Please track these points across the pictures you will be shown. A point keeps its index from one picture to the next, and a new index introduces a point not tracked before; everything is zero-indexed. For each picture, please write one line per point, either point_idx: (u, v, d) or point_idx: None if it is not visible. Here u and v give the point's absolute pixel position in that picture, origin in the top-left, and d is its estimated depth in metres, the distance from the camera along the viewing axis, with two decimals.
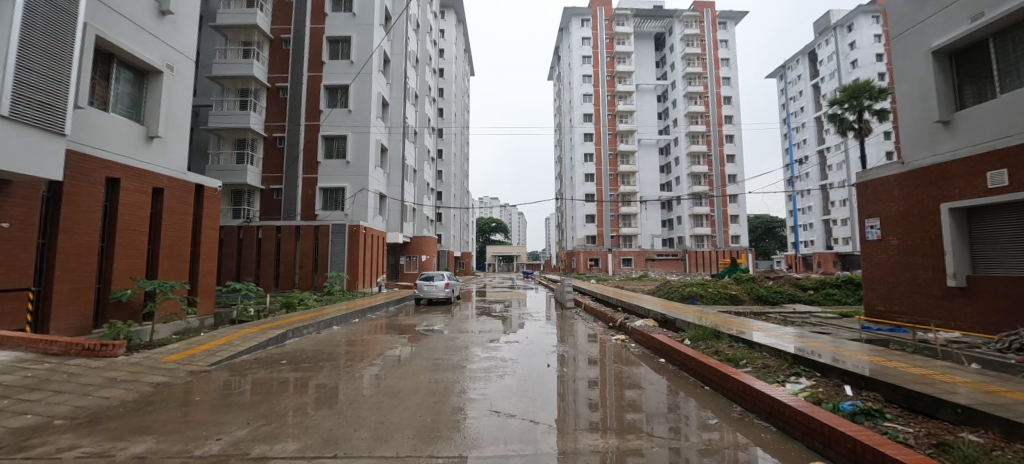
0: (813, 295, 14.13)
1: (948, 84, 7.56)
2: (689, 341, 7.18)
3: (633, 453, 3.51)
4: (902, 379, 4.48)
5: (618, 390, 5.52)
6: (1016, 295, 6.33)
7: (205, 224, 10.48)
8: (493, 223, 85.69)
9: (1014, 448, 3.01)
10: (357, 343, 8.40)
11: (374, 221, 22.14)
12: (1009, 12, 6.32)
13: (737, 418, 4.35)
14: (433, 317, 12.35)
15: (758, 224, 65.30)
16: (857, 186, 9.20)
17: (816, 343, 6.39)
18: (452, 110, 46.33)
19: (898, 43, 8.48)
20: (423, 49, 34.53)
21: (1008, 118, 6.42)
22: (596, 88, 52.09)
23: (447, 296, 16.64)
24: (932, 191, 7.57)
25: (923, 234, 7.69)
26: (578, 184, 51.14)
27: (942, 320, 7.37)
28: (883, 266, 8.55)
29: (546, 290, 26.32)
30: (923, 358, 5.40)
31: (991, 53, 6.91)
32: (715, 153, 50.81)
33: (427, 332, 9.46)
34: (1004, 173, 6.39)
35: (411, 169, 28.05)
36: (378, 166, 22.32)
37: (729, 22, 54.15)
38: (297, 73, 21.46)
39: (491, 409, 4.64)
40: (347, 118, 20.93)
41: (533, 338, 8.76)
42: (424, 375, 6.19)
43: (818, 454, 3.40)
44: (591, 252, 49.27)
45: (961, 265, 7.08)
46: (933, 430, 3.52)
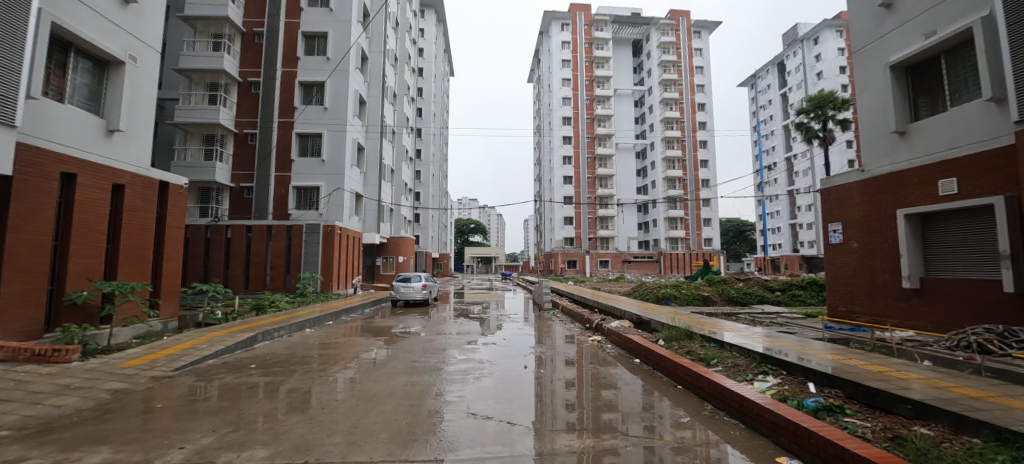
0: (781, 296, 14.66)
1: (905, 97, 7.99)
2: (663, 341, 7.34)
3: (609, 452, 3.54)
4: (862, 376, 4.71)
5: (595, 390, 5.59)
6: (965, 296, 6.75)
7: (169, 223, 10.02)
8: (472, 225, 85.88)
9: (960, 440, 3.22)
10: (331, 346, 8.20)
11: (350, 221, 21.68)
12: (960, 31, 6.73)
13: (708, 416, 4.46)
14: (411, 319, 12.17)
15: (729, 227, 67.91)
16: (821, 193, 9.63)
17: (783, 342, 6.63)
18: (431, 110, 46.01)
19: (860, 56, 8.92)
20: (402, 48, 34.18)
21: (959, 130, 6.83)
22: (575, 92, 52.72)
23: (425, 297, 16.44)
24: (889, 197, 8.00)
25: (881, 239, 8.12)
26: (556, 186, 51.60)
27: (898, 320, 7.78)
28: (844, 268, 8.96)
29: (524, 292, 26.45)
30: (881, 356, 5.68)
31: (942, 68, 7.36)
32: (689, 158, 52.27)
33: (403, 334, 9.33)
34: (954, 181, 6.83)
35: (388, 169, 27.62)
36: (354, 165, 21.85)
37: (703, 31, 55.83)
38: (270, 67, 20.82)
39: (469, 412, 4.61)
40: (323, 116, 20.43)
41: (510, 339, 8.77)
42: (400, 378, 6.09)
43: (783, 449, 3.53)
44: (569, 253, 49.93)
45: (915, 268, 7.49)
46: (889, 424, 3.71)
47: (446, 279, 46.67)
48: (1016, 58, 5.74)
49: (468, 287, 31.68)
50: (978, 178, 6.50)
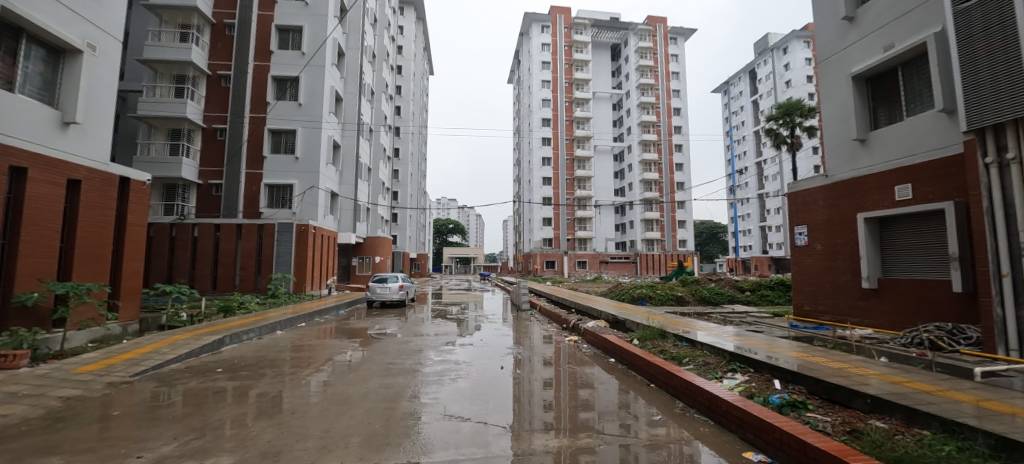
0: (750, 295, 15.15)
1: (865, 107, 8.40)
2: (637, 341, 7.46)
3: (585, 451, 3.57)
4: (823, 372, 4.92)
5: (572, 389, 5.64)
6: (918, 296, 7.15)
7: (131, 221, 9.53)
8: (450, 225, 85.43)
9: (911, 433, 3.41)
10: (304, 349, 7.99)
11: (325, 220, 21.19)
12: (915, 45, 7.11)
13: (679, 413, 4.57)
14: (386, 320, 11.98)
15: (703, 229, 69.92)
16: (789, 196, 10.01)
17: (752, 341, 6.86)
18: (410, 109, 45.54)
19: (825, 66, 9.31)
20: (381, 45, 33.67)
21: (914, 140, 7.22)
22: (555, 94, 53.15)
23: (402, 298, 16.21)
24: (851, 202, 8.39)
25: (843, 241, 8.51)
26: (535, 187, 51.89)
27: (858, 318, 8.18)
28: (809, 269, 9.34)
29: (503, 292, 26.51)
30: (842, 353, 5.95)
31: (899, 80, 7.76)
32: (665, 161, 53.47)
33: (379, 335, 9.17)
34: (909, 187, 7.23)
35: (365, 167, 27.16)
36: (330, 163, 21.40)
37: (679, 37, 57.27)
38: (241, 61, 20.14)
39: (444, 413, 4.57)
40: (297, 112, 19.91)
41: (487, 340, 8.75)
42: (374, 380, 5.99)
43: (749, 444, 3.65)
44: (547, 254, 50.33)
45: (873, 269, 7.88)
46: (848, 418, 3.89)
47: (424, 279, 46.22)
48: (966, 73, 6.11)
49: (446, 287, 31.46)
50: (930, 184, 6.89)
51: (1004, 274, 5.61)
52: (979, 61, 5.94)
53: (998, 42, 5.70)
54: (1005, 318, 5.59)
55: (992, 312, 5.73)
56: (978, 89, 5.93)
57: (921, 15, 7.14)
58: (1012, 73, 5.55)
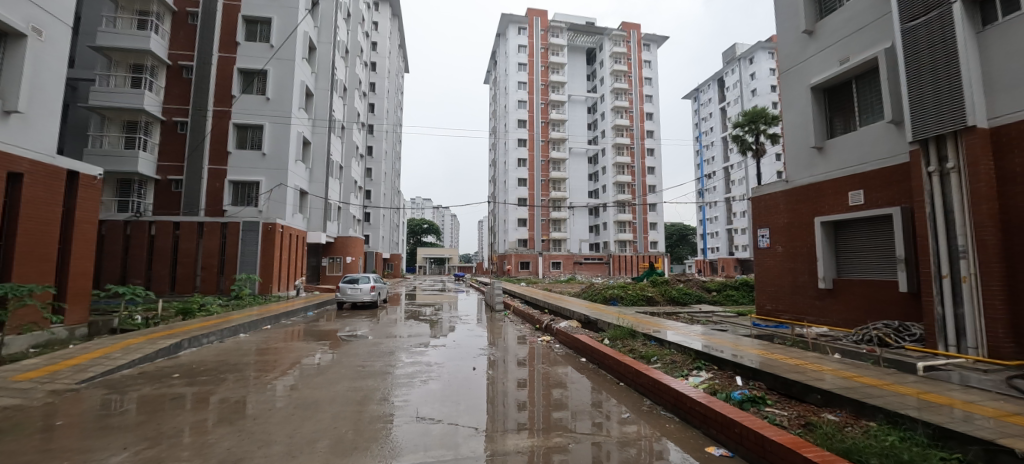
0: (716, 295, 15.68)
1: (823, 116, 8.85)
2: (608, 341, 7.59)
3: (557, 450, 3.60)
4: (782, 368, 5.16)
5: (545, 389, 5.67)
6: (868, 295, 7.59)
7: (79, 218, 8.94)
8: (425, 225, 84.55)
9: (860, 425, 3.63)
10: (269, 352, 7.71)
11: (294, 219, 20.52)
12: (868, 59, 7.54)
13: (647, 411, 4.68)
14: (357, 322, 11.73)
15: (673, 231, 71.98)
16: (752, 200, 10.43)
17: (718, 340, 7.10)
18: (384, 106, 44.81)
19: (787, 77, 9.76)
20: (354, 41, 32.95)
21: (865, 149, 7.67)
22: (531, 95, 53.46)
23: (374, 299, 15.84)
24: (810, 206, 8.83)
25: (802, 243, 8.94)
26: (511, 188, 52.04)
27: (815, 317, 8.61)
28: (771, 270, 9.76)
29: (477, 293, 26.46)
30: (799, 350, 6.25)
31: (853, 91, 8.21)
32: (637, 165, 54.74)
33: (349, 338, 8.95)
34: (862, 193, 7.68)
35: (336, 165, 26.50)
36: (299, 160, 20.76)
37: (652, 44, 58.78)
38: (205, 51, 19.26)
39: (416, 415, 4.51)
40: (265, 107, 19.22)
41: (460, 341, 8.69)
42: (343, 383, 5.85)
43: (712, 439, 3.79)
44: (522, 255, 50.59)
45: (829, 269, 8.30)
46: (803, 412, 4.10)
47: (397, 280, 45.50)
48: (912, 87, 6.54)
49: (420, 288, 31.05)
50: (880, 191, 7.35)
51: (944, 275, 6.04)
52: (923, 77, 6.38)
53: (941, 59, 6.16)
54: (944, 316, 6.02)
55: (933, 310, 6.16)
56: (921, 102, 6.37)
57: (874, 31, 7.58)
58: (952, 88, 6.00)
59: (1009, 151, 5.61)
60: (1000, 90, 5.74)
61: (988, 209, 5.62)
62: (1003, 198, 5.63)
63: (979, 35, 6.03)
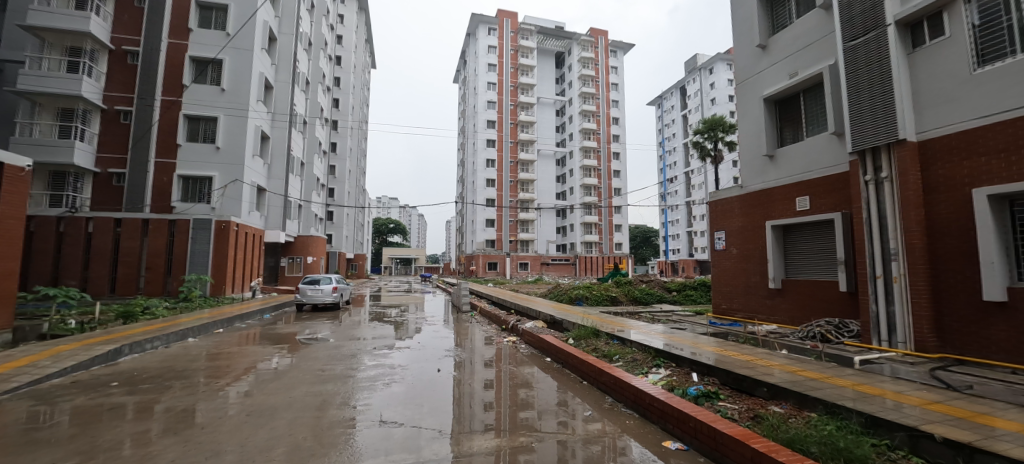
0: (676, 295, 16.28)
1: (774, 126, 9.38)
2: (572, 340, 7.72)
3: (523, 450, 3.62)
4: (735, 365, 5.42)
5: (512, 389, 5.69)
6: (813, 294, 8.11)
7: (3, 212, 8.12)
8: (391, 225, 82.82)
9: (802, 416, 3.89)
10: (220, 357, 7.30)
11: (250, 217, 19.55)
12: (815, 74, 8.08)
13: (609, 408, 4.81)
14: (317, 325, 11.32)
15: (637, 233, 74.16)
16: (710, 204, 10.91)
17: (677, 338, 7.37)
18: (350, 102, 43.50)
19: (742, 88, 10.28)
20: (318, 34, 31.87)
21: (812, 158, 8.20)
22: (501, 96, 53.55)
23: (336, 300, 15.29)
24: (762, 210, 9.35)
25: (755, 246, 9.45)
26: (479, 188, 51.90)
27: (766, 315, 9.11)
28: (727, 271, 10.24)
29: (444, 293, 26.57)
30: (750, 347, 6.60)
31: (801, 104, 8.77)
32: (604, 168, 56.06)
33: (308, 341, 8.63)
34: (808, 199, 8.22)
35: (297, 161, 25.49)
36: (256, 155, 19.79)
37: (619, 50, 60.33)
38: (153, 36, 18.03)
39: (378, 419, 4.41)
40: (219, 98, 18.19)
41: (426, 343, 8.57)
42: (302, 387, 5.63)
43: (668, 434, 3.95)
44: (490, 256, 50.62)
45: (778, 270, 8.81)
46: (752, 405, 4.34)
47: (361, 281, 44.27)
48: (852, 101, 7.06)
49: (386, 289, 30.36)
50: (824, 197, 7.89)
51: (878, 276, 6.55)
52: (861, 92, 6.92)
53: (877, 77, 6.71)
54: (878, 313, 6.53)
55: (868, 307, 6.67)
56: (859, 116, 6.91)
57: (820, 48, 8.14)
58: (886, 104, 6.56)
59: (934, 163, 6.16)
60: (925, 107, 6.31)
61: (916, 215, 6.16)
62: (928, 206, 6.19)
63: (909, 56, 6.60)
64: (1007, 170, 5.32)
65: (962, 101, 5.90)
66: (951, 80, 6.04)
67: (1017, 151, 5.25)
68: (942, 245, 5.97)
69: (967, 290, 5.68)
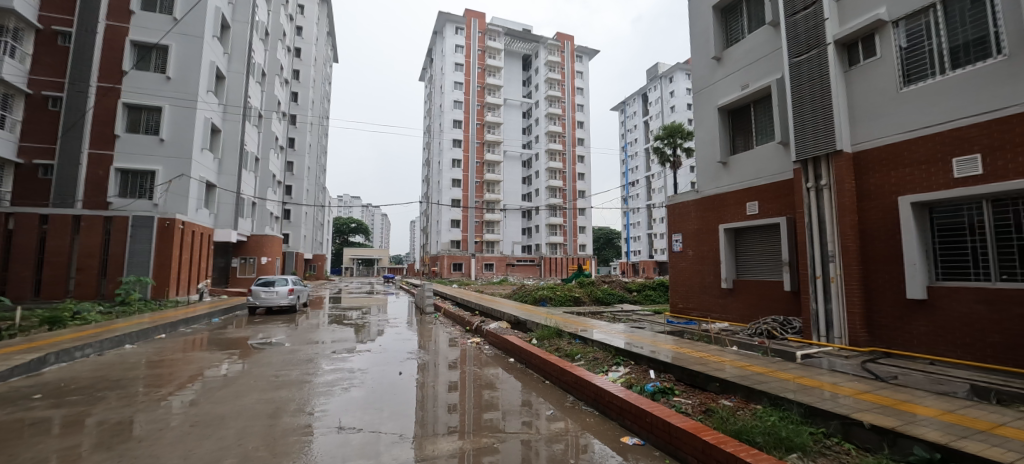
0: (637, 295, 16.80)
1: (728, 135, 9.88)
2: (536, 341, 7.81)
3: (488, 451, 3.63)
4: (689, 361, 5.67)
5: (476, 391, 5.68)
6: (761, 294, 8.61)
7: None
8: (353, 224, 80.40)
9: (750, 408, 4.13)
10: (163, 365, 6.80)
11: (198, 215, 18.36)
12: (764, 86, 8.61)
13: (570, 407, 4.90)
14: (272, 328, 10.78)
15: (601, 235, 76.02)
16: (668, 208, 11.36)
17: (637, 337, 7.61)
18: (309, 97, 41.78)
19: (698, 97, 10.76)
20: (276, 24, 30.45)
21: (761, 165, 8.72)
22: (467, 96, 53.31)
23: (292, 303, 14.63)
24: (716, 214, 9.83)
25: (709, 247, 9.93)
26: (445, 189, 51.43)
27: (719, 313, 9.58)
28: (683, 271, 10.69)
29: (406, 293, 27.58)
30: (704, 344, 6.92)
31: (751, 114, 9.29)
32: (569, 171, 57.06)
33: (261, 345, 8.22)
34: (757, 204, 8.73)
35: (251, 156, 24.22)
36: (206, 149, 18.63)
37: (584, 55, 61.62)
38: (88, 17, 16.58)
39: (335, 426, 4.26)
40: (164, 87, 16.96)
41: (387, 345, 8.37)
42: (255, 394, 5.36)
43: (626, 430, 4.07)
44: (455, 256, 50.28)
45: (730, 271, 9.30)
46: (704, 399, 4.57)
47: (319, 282, 42.67)
48: (796, 113, 7.58)
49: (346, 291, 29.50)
50: (771, 202, 8.41)
51: (818, 276, 7.07)
52: (805, 105, 7.45)
53: (818, 92, 7.25)
54: (818, 311, 7.04)
55: (810, 305, 7.17)
56: (802, 128, 7.45)
57: (768, 63, 8.70)
58: (824, 118, 7.10)
59: (866, 172, 6.71)
60: (859, 121, 6.88)
61: (850, 220, 6.69)
62: (861, 212, 6.73)
63: (845, 73, 7.16)
64: (928, 180, 5.89)
65: (889, 117, 6.46)
66: (880, 97, 6.61)
67: (935, 163, 5.83)
68: (872, 248, 6.52)
69: (893, 289, 6.23)
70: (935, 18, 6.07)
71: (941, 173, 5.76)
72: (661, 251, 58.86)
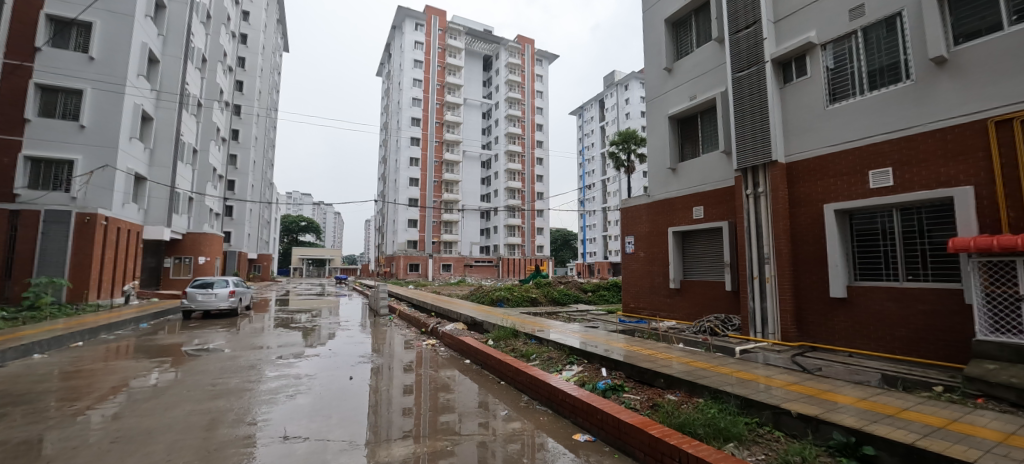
0: (591, 295, 17.27)
1: (677, 142, 10.37)
2: (492, 342, 7.84)
3: (443, 454, 3.60)
4: (638, 359, 5.91)
5: (431, 393, 5.60)
6: (704, 293, 9.14)
7: None
8: (303, 223, 76.65)
9: (693, 402, 4.38)
10: (79, 376, 6.13)
11: (125, 210, 16.76)
12: (710, 98, 9.15)
13: (524, 406, 4.97)
14: (209, 334, 10.02)
15: (558, 236, 77.52)
16: (621, 211, 11.78)
17: (591, 336, 7.83)
18: (256, 86, 39.35)
19: (650, 105, 11.23)
20: (220, 6, 28.42)
21: (706, 172, 9.26)
22: (426, 94, 52.41)
23: (233, 306, 13.73)
24: (665, 218, 10.32)
25: (659, 249, 10.41)
26: (402, 188, 50.31)
27: (667, 312, 10.07)
28: (635, 272, 11.13)
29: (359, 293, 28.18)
30: (652, 342, 7.25)
31: (699, 124, 9.84)
32: (527, 172, 57.63)
33: (197, 352, 7.63)
34: (702, 208, 9.27)
35: (188, 148, 22.42)
36: (135, 138, 17.03)
37: (545, 59, 62.59)
38: None
39: (279, 435, 4.04)
40: (86, 67, 15.35)
41: (338, 349, 8.05)
42: (189, 405, 4.97)
43: (578, 427, 4.18)
44: (411, 257, 49.26)
45: (678, 272, 9.80)
46: (651, 395, 4.79)
47: (264, 283, 40.20)
48: (738, 124, 8.11)
49: (292, 293, 28.07)
50: (715, 207, 8.96)
51: (755, 276, 7.61)
52: (745, 118, 8.00)
53: (757, 106, 7.80)
54: (755, 308, 7.58)
55: (748, 304, 7.71)
56: (742, 138, 8.01)
57: (714, 76, 9.26)
58: (762, 130, 7.67)
59: (797, 181, 7.32)
60: (792, 134, 7.48)
61: (783, 225, 7.28)
62: (792, 217, 7.33)
63: (780, 89, 7.77)
64: (849, 190, 6.52)
65: (817, 131, 7.08)
66: (810, 113, 7.23)
67: (856, 174, 6.46)
68: (801, 250, 7.12)
69: (818, 288, 6.83)
70: (856, 43, 6.72)
71: (860, 184, 6.40)
72: (615, 252, 60.95)
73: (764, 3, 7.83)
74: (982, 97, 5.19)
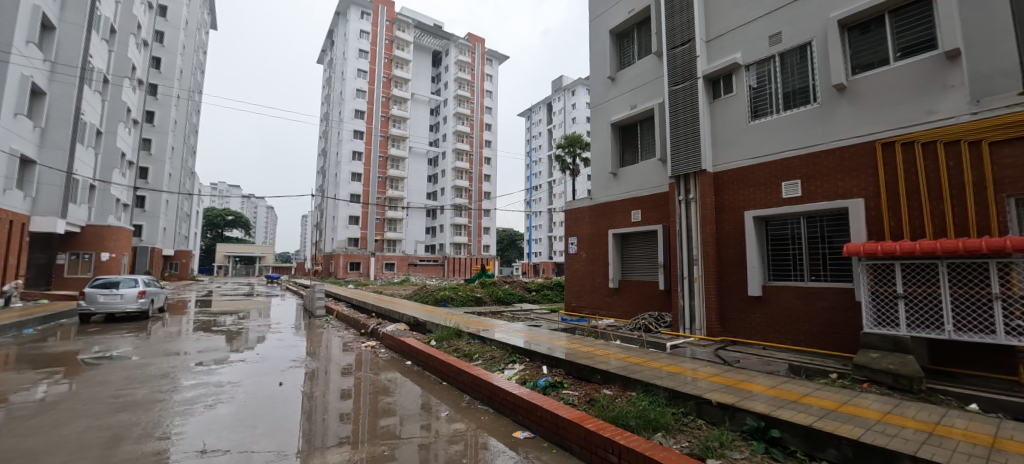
0: (535, 295, 17.62)
1: (618, 148, 10.85)
2: (434, 342, 7.74)
3: (381, 458, 3.51)
4: (578, 356, 6.14)
5: (371, 397, 5.42)
6: (641, 292, 9.67)
7: None
8: (230, 217, 70.53)
9: (627, 395, 4.63)
10: None
11: (5, 198, 14.38)
12: (648, 108, 9.70)
13: (466, 407, 4.97)
14: (112, 339, 8.92)
15: (505, 236, 78.05)
16: (566, 213, 12.13)
17: (534, 334, 8.00)
18: (176, 65, 35.54)
19: (594, 111, 11.68)
20: None
21: (644, 178, 9.78)
22: (370, 86, 50.35)
23: (143, 308, 12.35)
24: (606, 220, 10.77)
25: (600, 250, 10.85)
26: (343, 183, 48.00)
27: (605, 310, 10.54)
28: (578, 271, 11.53)
29: (291, 293, 26.58)
30: (592, 339, 7.56)
31: (638, 132, 10.38)
32: (475, 172, 57.42)
33: (96, 361, 6.77)
34: (640, 212, 9.81)
35: (90, 129, 19.70)
36: (20, 115, 14.68)
37: (495, 59, 62.77)
38: None
39: (196, 450, 3.71)
40: None
41: (267, 354, 7.53)
42: (87, 420, 4.41)
43: (518, 425, 4.26)
44: (353, 255, 47.18)
45: (617, 272, 10.29)
46: (589, 390, 4.99)
47: (182, 283, 36.41)
48: (675, 134, 8.65)
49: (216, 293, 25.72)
50: (651, 211, 9.52)
51: (685, 276, 8.19)
52: (680, 129, 8.56)
53: (690, 118, 8.38)
54: (685, 306, 8.15)
55: (679, 302, 8.28)
56: (677, 148, 8.55)
57: (652, 87, 9.81)
58: (694, 141, 8.25)
59: (723, 189, 7.97)
60: (719, 146, 8.12)
61: (710, 229, 7.89)
62: (718, 222, 7.96)
63: (711, 104, 8.39)
64: (765, 199, 7.22)
65: (741, 145, 7.75)
66: (735, 127, 7.89)
67: (771, 184, 7.16)
68: (725, 252, 7.76)
69: (738, 287, 7.50)
70: (775, 66, 7.44)
71: (774, 194, 7.10)
72: (560, 253, 62.72)
73: (698, 23, 8.42)
74: (873, 122, 5.98)
